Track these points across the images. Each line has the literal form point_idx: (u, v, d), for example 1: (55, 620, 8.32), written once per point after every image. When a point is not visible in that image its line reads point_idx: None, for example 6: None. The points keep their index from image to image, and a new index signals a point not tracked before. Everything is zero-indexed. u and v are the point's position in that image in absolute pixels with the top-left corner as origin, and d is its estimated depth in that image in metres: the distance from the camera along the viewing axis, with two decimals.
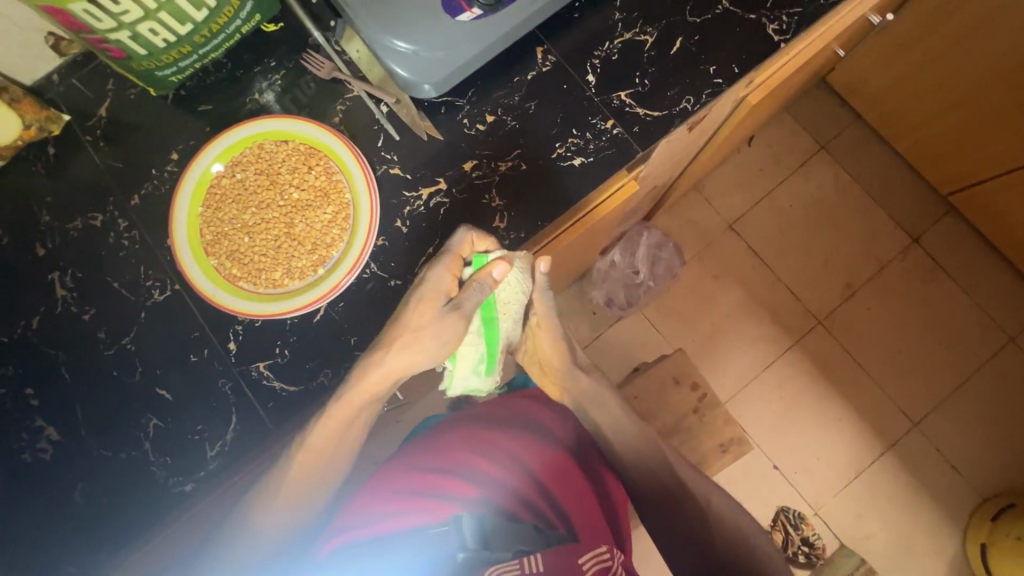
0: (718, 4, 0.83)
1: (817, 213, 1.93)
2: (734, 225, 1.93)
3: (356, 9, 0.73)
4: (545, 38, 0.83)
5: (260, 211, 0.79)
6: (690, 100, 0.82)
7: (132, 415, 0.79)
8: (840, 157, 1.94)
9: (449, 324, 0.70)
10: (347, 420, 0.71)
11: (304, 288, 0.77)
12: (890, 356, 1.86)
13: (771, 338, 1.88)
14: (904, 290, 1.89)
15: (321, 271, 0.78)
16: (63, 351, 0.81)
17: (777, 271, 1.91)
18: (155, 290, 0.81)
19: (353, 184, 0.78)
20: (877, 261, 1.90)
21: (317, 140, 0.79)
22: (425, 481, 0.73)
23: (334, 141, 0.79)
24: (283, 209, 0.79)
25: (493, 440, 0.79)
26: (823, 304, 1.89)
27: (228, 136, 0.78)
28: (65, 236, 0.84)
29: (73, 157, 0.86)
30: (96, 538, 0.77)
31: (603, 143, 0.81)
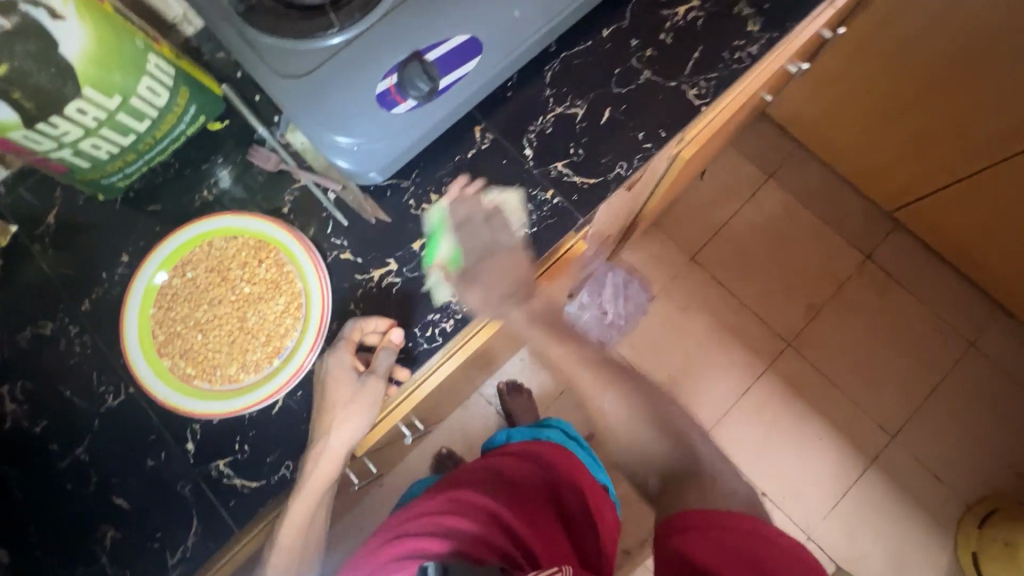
0: (640, 74, 0.89)
1: (773, 239, 2.00)
2: (696, 256, 1.99)
3: (293, 109, 0.76)
4: (482, 117, 0.88)
5: (211, 307, 0.80)
6: (623, 165, 0.86)
7: (89, 527, 0.77)
8: (788, 185, 2.03)
9: (367, 392, 0.77)
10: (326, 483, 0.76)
11: (260, 381, 0.77)
12: (859, 372, 1.91)
13: (744, 364, 1.91)
14: (864, 305, 1.95)
15: (276, 362, 0.78)
16: (15, 467, 0.79)
17: (742, 298, 1.96)
18: (109, 395, 0.80)
19: (303, 272, 0.80)
20: (836, 280, 1.97)
21: (263, 233, 0.81)
22: (395, 549, 0.74)
23: (277, 231, 0.81)
24: (234, 304, 0.80)
25: (457, 491, 0.79)
26: (790, 327, 1.94)
27: (174, 237, 0.80)
28: (14, 346, 0.83)
29: (22, 266, 0.86)
30: None
31: (545, 213, 0.85)
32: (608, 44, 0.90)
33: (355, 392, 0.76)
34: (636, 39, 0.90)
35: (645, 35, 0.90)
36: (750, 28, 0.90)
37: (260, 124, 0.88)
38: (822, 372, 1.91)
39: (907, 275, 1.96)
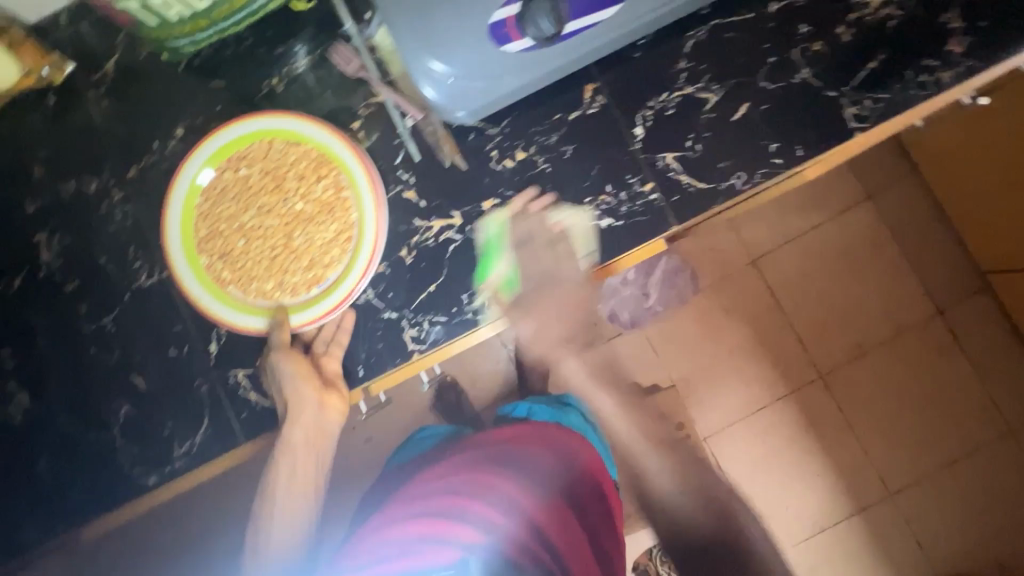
0: (797, 72, 0.74)
1: (846, 266, 1.84)
2: (757, 260, 1.84)
3: (394, 19, 0.66)
4: (598, 75, 0.75)
5: (260, 215, 0.75)
6: (741, 177, 0.74)
7: (106, 397, 0.77)
8: (886, 212, 1.83)
9: (296, 365, 0.73)
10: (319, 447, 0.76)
11: (293, 307, 0.74)
12: (883, 426, 1.83)
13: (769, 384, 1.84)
14: (914, 361, 1.83)
15: (313, 292, 0.74)
16: (43, 318, 0.78)
17: (790, 318, 1.85)
18: (143, 274, 0.78)
19: (362, 204, 0.73)
20: (895, 327, 1.83)
21: (328, 147, 0.73)
22: (421, 527, 0.69)
23: (343, 147, 0.72)
24: (284, 218, 0.75)
25: (485, 477, 0.75)
26: (829, 361, 1.84)
27: (233, 126, 0.72)
28: (55, 195, 0.79)
29: (72, 110, 0.80)
30: (55, 510, 0.77)
31: (637, 208, 0.74)
32: (773, 24, 0.74)
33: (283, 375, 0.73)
34: (807, 25, 0.74)
35: (819, 22, 0.74)
36: (951, 49, 0.72)
37: (350, 17, 0.76)
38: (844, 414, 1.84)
39: (973, 344, 1.81)
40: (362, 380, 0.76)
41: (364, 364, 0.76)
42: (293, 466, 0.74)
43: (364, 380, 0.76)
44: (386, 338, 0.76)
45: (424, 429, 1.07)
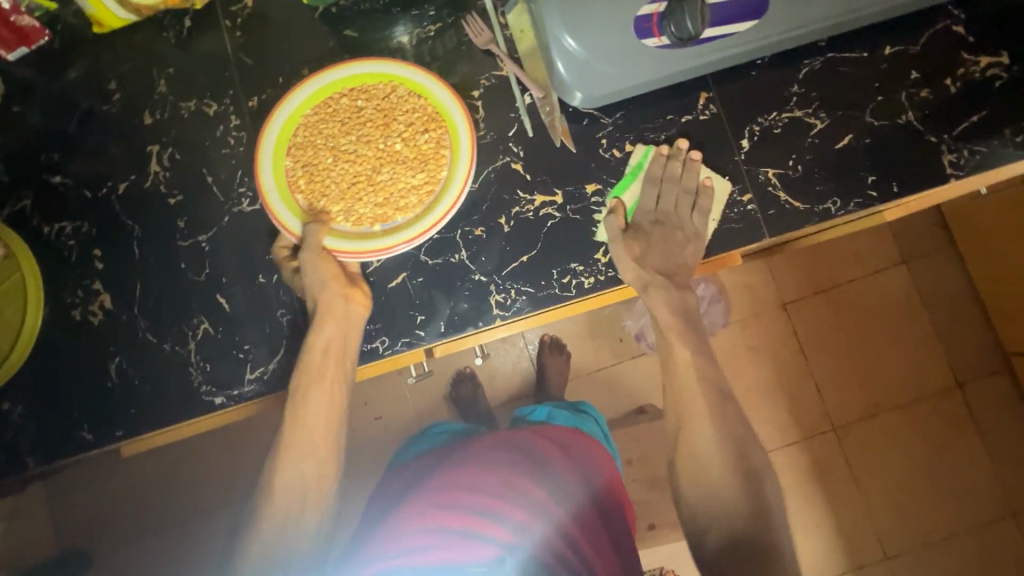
0: (902, 113, 0.77)
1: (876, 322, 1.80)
2: (789, 305, 1.71)
3: None
4: (714, 85, 0.79)
5: (358, 142, 0.77)
6: (837, 203, 0.77)
7: (187, 311, 0.79)
8: (920, 274, 1.69)
9: (330, 273, 0.73)
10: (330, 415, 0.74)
11: (350, 236, 0.75)
12: (901, 503, 1.64)
13: (785, 435, 1.67)
14: (928, 431, 1.66)
15: (376, 229, 0.75)
16: (140, 226, 0.80)
17: (813, 371, 1.69)
18: (245, 200, 0.80)
19: (455, 168, 0.74)
20: (913, 393, 1.67)
21: (444, 107, 0.76)
22: (460, 520, 0.65)
23: (458, 112, 0.75)
24: (378, 153, 0.77)
25: (522, 483, 0.70)
26: (844, 417, 1.68)
27: (369, 62, 0.76)
28: (175, 112, 0.82)
29: (205, 35, 0.83)
30: (115, 413, 0.78)
31: (733, 216, 0.77)
32: (885, 65, 0.78)
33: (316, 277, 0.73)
34: (917, 73, 0.78)
35: (929, 72, 0.78)
36: None
37: None
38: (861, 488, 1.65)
39: (994, 422, 1.65)
40: (443, 336, 0.78)
41: (445, 321, 0.78)
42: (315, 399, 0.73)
43: (445, 337, 0.78)
44: (473, 301, 0.78)
45: (435, 426, 0.98)
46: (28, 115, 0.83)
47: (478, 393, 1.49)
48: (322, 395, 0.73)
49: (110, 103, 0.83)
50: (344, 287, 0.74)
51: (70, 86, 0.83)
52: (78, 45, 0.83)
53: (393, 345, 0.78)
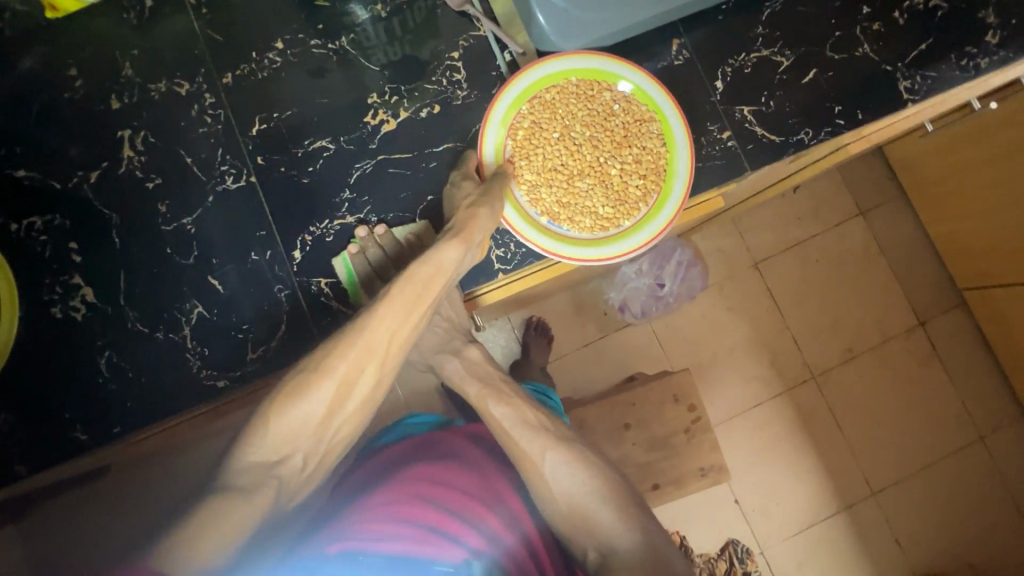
0: (859, 46, 0.82)
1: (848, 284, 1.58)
2: (759, 265, 1.54)
3: None
4: (684, 32, 0.82)
5: (588, 140, 0.75)
6: (809, 133, 0.81)
7: (178, 297, 0.76)
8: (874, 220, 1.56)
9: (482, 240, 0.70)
10: (386, 334, 0.62)
11: (519, 206, 0.74)
12: (893, 456, 1.49)
13: (772, 388, 1.51)
14: (900, 372, 1.52)
15: (538, 219, 0.74)
16: (119, 214, 0.77)
17: (789, 323, 1.53)
18: (229, 177, 0.78)
19: (639, 229, 0.74)
20: (881, 333, 1.53)
21: (677, 165, 0.74)
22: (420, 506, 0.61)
23: (683, 185, 0.73)
24: (595, 162, 0.75)
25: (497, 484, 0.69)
26: (821, 364, 1.52)
27: (662, 93, 0.73)
28: (144, 96, 0.79)
29: (170, 14, 0.80)
30: (110, 407, 0.74)
31: (715, 153, 0.80)
32: (839, 2, 0.83)
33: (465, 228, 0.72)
34: (869, 7, 0.83)
35: (880, 7, 0.83)
36: (989, 39, 0.82)
37: None
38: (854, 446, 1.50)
39: (954, 363, 1.52)
40: None
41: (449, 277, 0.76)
42: (406, 320, 0.63)
43: None
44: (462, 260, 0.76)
45: (413, 415, 0.80)
46: None
47: None
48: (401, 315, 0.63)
49: (74, 91, 0.79)
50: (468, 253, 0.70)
51: (27, 76, 0.79)
52: (31, 32, 0.79)
53: None
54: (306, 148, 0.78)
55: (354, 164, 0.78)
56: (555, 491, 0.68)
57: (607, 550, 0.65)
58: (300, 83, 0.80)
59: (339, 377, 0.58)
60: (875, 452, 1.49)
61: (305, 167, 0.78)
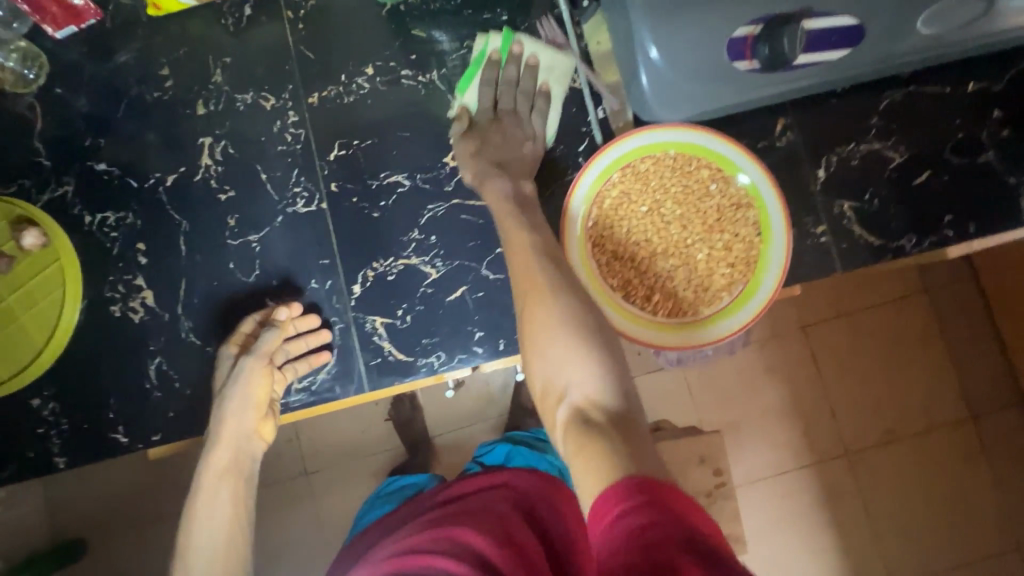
0: (982, 152, 0.76)
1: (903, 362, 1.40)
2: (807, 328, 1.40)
3: None
4: (791, 112, 0.76)
5: (677, 218, 0.72)
6: (911, 240, 0.75)
7: (235, 313, 0.76)
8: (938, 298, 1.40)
9: (264, 391, 0.71)
10: (233, 432, 0.71)
11: (594, 277, 0.71)
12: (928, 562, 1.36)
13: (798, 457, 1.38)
14: (938, 465, 1.38)
15: (612, 294, 0.71)
16: (188, 221, 0.77)
17: (828, 393, 1.40)
18: (301, 200, 0.77)
19: (717, 321, 0.70)
20: (925, 423, 1.39)
21: (770, 260, 0.70)
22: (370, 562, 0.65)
23: (772, 285, 0.69)
24: (681, 242, 0.72)
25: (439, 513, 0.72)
26: (857, 443, 1.38)
27: (768, 183, 0.70)
28: (230, 105, 0.78)
29: (266, 26, 0.79)
30: (152, 412, 0.75)
31: (806, 247, 0.75)
32: (967, 102, 0.76)
33: (523, 87, 0.77)
34: (1000, 111, 0.76)
35: (1012, 112, 0.76)
36: None
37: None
38: (880, 539, 1.37)
39: (1000, 465, 1.37)
40: (501, 354, 0.74)
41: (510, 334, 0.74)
42: (242, 413, 0.70)
43: (503, 355, 0.74)
44: (544, 117, 0.76)
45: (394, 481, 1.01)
46: (72, 98, 0.79)
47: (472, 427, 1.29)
48: (243, 409, 0.70)
49: (163, 90, 0.79)
50: (264, 414, 0.73)
51: (120, 69, 0.79)
52: (131, 27, 0.79)
53: (450, 361, 0.74)
54: (380, 181, 0.77)
55: (427, 205, 0.76)
56: (543, 357, 0.58)
57: (588, 403, 0.54)
58: (384, 112, 0.78)
59: (221, 477, 0.71)
60: (908, 554, 1.36)
61: (377, 201, 0.76)
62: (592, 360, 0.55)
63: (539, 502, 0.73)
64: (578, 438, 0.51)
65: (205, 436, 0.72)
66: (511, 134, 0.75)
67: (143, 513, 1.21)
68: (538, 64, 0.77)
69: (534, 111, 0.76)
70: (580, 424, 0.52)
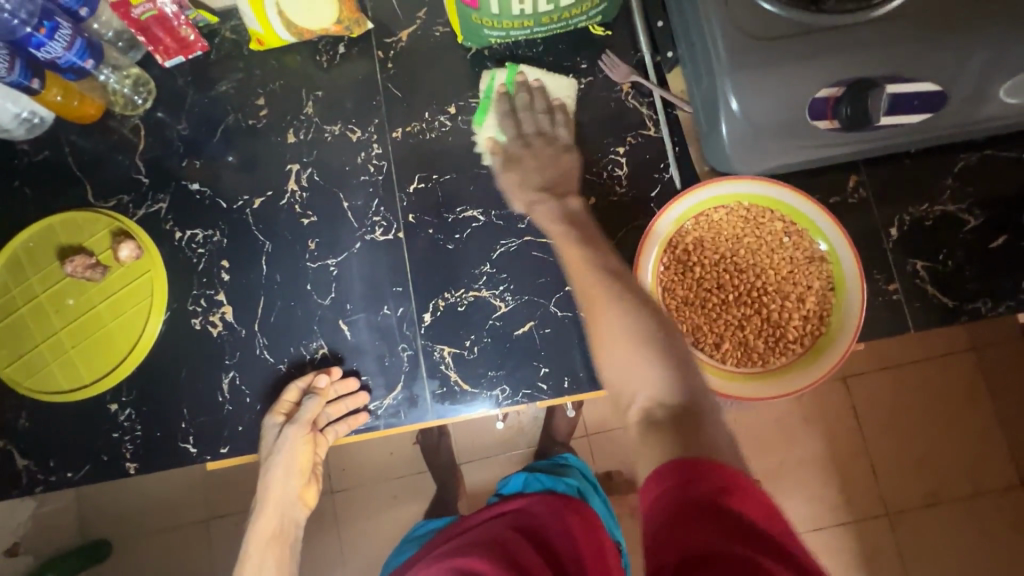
0: None
1: (949, 421, 1.27)
2: (846, 382, 1.30)
3: (719, 50, 0.66)
4: (864, 169, 0.77)
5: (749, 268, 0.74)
6: (986, 302, 0.74)
7: (309, 334, 0.78)
8: (991, 356, 1.28)
9: (307, 454, 0.77)
10: (278, 492, 0.78)
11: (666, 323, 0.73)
12: None
13: (834, 515, 1.27)
14: (986, 539, 1.24)
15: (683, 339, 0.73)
16: (271, 242, 0.80)
17: (867, 452, 1.28)
18: (379, 229, 0.80)
19: (789, 372, 0.71)
20: (971, 487, 1.25)
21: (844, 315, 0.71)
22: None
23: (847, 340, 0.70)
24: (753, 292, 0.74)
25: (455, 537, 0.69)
26: (896, 507, 1.26)
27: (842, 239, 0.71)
28: (319, 135, 0.83)
29: (359, 64, 0.84)
30: (224, 424, 0.77)
31: (877, 303, 0.75)
32: None
33: (538, 113, 0.80)
34: None
35: None
36: None
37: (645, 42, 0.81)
38: None
39: None
40: (564, 392, 0.76)
41: (574, 368, 0.76)
42: (282, 475, 0.77)
43: (566, 392, 0.76)
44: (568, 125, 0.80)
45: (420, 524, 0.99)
46: (173, 122, 0.85)
47: (502, 460, 1.27)
48: (285, 472, 0.77)
49: (257, 118, 0.84)
50: (307, 479, 0.81)
51: (220, 97, 0.85)
52: (234, 59, 0.85)
53: (514, 395, 0.76)
54: (456, 215, 0.79)
55: (501, 239, 0.79)
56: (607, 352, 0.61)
57: (654, 402, 0.55)
58: (463, 148, 0.81)
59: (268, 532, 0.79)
60: None
61: (452, 234, 0.79)
62: (660, 370, 0.57)
63: (548, 529, 0.66)
64: (643, 434, 0.53)
65: (255, 502, 0.80)
66: (538, 149, 0.78)
67: (179, 520, 1.23)
68: (544, 89, 0.80)
69: (556, 122, 0.80)
70: (645, 423, 0.54)
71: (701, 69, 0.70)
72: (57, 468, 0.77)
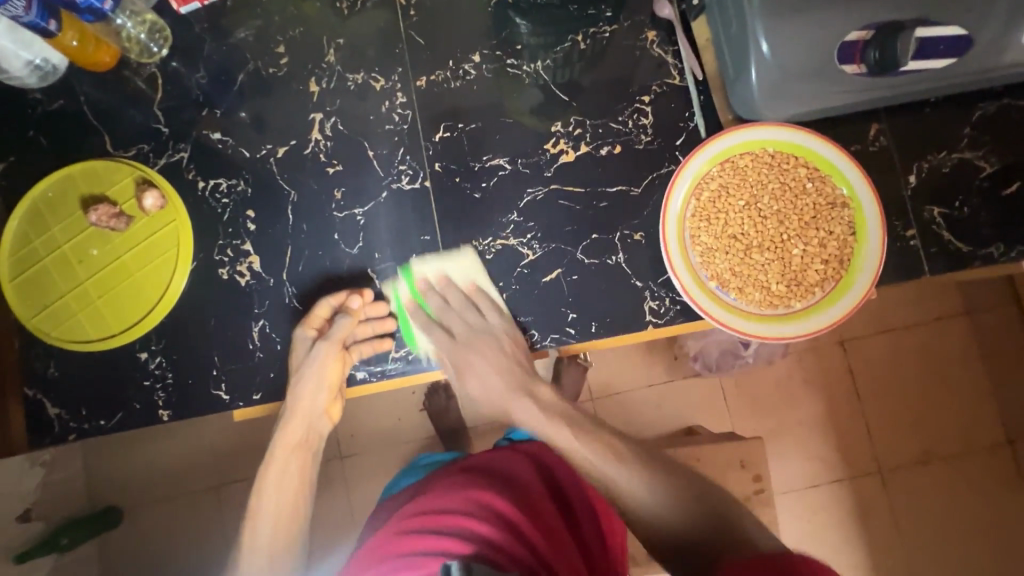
0: None
1: (947, 377, 1.31)
2: (848, 341, 1.33)
3: None
4: (885, 118, 0.79)
5: (773, 213, 0.75)
6: (999, 248, 0.77)
7: (337, 283, 0.79)
8: (991, 314, 1.32)
9: (336, 374, 0.76)
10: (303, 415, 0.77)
11: (693, 268, 0.74)
12: None
13: (835, 468, 1.31)
14: (979, 489, 1.29)
15: (708, 282, 0.75)
16: (296, 192, 0.80)
17: (867, 406, 1.32)
18: (405, 178, 0.80)
19: (812, 313, 0.73)
20: (965, 439, 1.30)
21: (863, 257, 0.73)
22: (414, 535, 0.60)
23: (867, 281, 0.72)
24: (777, 237, 0.75)
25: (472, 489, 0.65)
26: (894, 460, 1.30)
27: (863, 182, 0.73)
28: (341, 83, 0.82)
29: (381, 11, 0.83)
30: (253, 372, 0.78)
31: (894, 249, 0.77)
32: None
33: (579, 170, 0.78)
34: None
35: None
36: None
37: None
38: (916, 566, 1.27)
39: None
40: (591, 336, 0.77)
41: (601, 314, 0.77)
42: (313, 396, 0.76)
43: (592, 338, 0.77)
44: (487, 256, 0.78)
45: (426, 455, 0.94)
46: (191, 71, 0.83)
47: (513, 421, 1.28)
48: (317, 389, 0.76)
49: (278, 67, 0.83)
50: (333, 395, 0.79)
51: (238, 45, 0.83)
52: (251, 5, 0.83)
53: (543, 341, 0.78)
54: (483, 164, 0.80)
55: (527, 188, 0.79)
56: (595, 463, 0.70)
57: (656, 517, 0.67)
58: (488, 98, 0.81)
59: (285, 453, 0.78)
60: None
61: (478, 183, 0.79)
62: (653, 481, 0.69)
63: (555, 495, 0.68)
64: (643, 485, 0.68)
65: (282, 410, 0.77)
66: (572, 67, 0.82)
67: (194, 479, 1.24)
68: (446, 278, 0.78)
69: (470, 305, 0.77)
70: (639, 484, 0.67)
71: (731, 12, 0.70)
72: (89, 417, 0.78)
